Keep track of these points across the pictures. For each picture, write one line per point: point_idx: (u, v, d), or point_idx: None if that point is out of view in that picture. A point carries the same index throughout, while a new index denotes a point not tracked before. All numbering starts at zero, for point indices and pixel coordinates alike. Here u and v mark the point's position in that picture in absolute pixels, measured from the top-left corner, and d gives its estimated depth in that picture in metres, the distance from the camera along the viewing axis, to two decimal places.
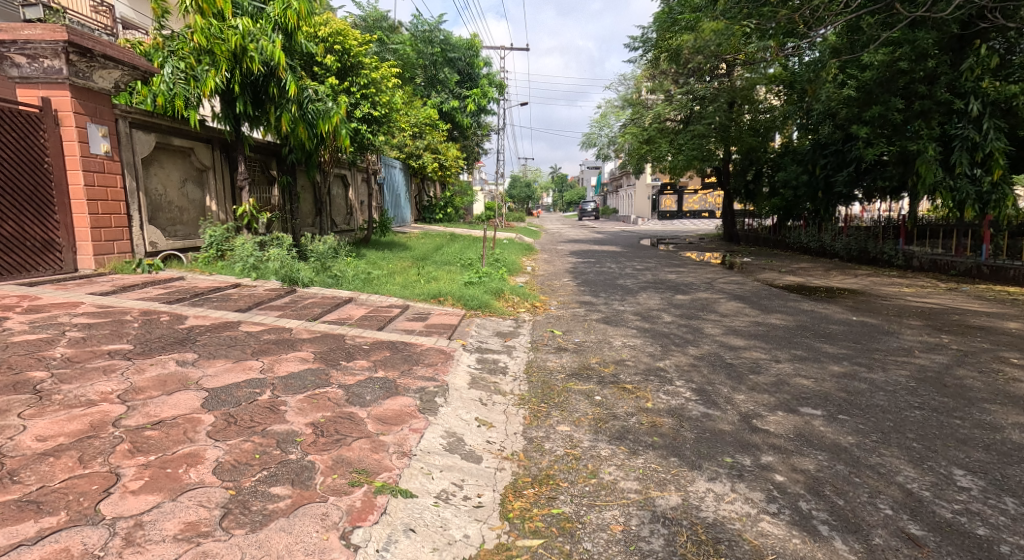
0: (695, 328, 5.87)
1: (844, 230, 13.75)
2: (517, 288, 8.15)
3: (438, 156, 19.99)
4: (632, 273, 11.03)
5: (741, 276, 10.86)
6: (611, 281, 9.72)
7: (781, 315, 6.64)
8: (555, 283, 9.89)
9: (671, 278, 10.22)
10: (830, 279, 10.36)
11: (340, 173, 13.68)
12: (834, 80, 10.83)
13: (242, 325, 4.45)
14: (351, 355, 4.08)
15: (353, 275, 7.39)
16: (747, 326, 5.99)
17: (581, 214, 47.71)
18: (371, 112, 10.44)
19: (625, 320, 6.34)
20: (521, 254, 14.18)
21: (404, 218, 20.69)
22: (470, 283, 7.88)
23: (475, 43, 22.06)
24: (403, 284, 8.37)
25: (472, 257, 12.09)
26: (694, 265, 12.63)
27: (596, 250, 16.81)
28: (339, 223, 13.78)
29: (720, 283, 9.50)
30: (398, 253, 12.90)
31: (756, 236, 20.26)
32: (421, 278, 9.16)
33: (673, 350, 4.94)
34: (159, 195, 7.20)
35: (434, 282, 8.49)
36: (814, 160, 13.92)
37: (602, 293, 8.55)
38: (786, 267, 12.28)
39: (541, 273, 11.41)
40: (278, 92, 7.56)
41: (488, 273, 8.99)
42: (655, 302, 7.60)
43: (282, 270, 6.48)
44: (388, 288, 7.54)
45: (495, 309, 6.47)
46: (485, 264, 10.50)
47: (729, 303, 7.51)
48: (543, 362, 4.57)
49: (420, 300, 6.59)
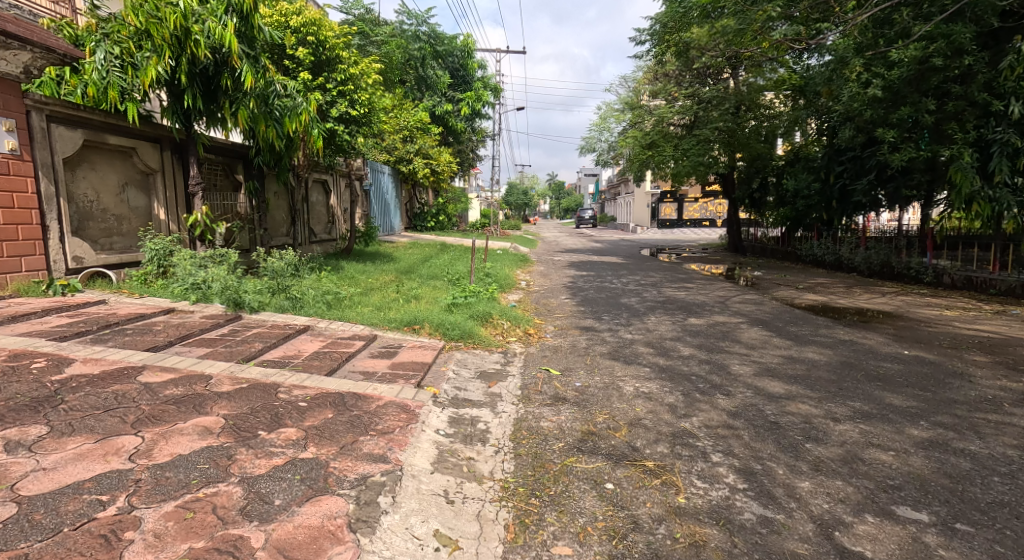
0: (721, 368, 4.87)
1: (862, 242, 12.77)
2: (507, 310, 7.15)
3: (430, 162, 19.06)
4: (636, 291, 10.05)
5: (757, 294, 9.89)
6: (614, 301, 8.73)
7: (817, 348, 5.65)
8: (552, 302, 8.88)
9: (681, 297, 9.23)
10: (856, 298, 9.37)
11: (320, 179, 12.70)
12: (858, 78, 9.85)
13: (144, 374, 3.41)
14: (278, 418, 3.05)
15: (314, 296, 6.31)
16: (781, 364, 5.00)
17: (579, 223, 46.79)
18: (349, 111, 9.39)
19: (634, 355, 5.34)
20: (515, 266, 13.18)
21: (393, 227, 19.67)
22: (452, 306, 6.85)
23: (468, 43, 21.25)
24: (378, 305, 7.28)
25: (460, 270, 11.08)
26: (702, 280, 11.66)
27: (594, 262, 15.84)
28: (319, 233, 12.77)
29: (735, 304, 8.52)
30: (381, 265, 11.87)
31: (762, 246, 19.28)
32: (399, 298, 8.06)
33: (699, 404, 3.94)
34: (88, 202, 6.21)
35: (413, 304, 7.41)
36: (830, 168, 12.98)
37: (604, 316, 7.57)
38: (802, 283, 11.30)
39: (536, 288, 10.41)
40: (232, 83, 6.56)
41: (476, 292, 7.94)
42: (667, 328, 6.61)
43: (226, 292, 5.44)
44: (357, 311, 6.49)
45: (479, 339, 5.46)
46: (474, 280, 9.49)
47: (752, 330, 6.51)
48: (535, 423, 3.56)
49: (391, 328, 5.57)
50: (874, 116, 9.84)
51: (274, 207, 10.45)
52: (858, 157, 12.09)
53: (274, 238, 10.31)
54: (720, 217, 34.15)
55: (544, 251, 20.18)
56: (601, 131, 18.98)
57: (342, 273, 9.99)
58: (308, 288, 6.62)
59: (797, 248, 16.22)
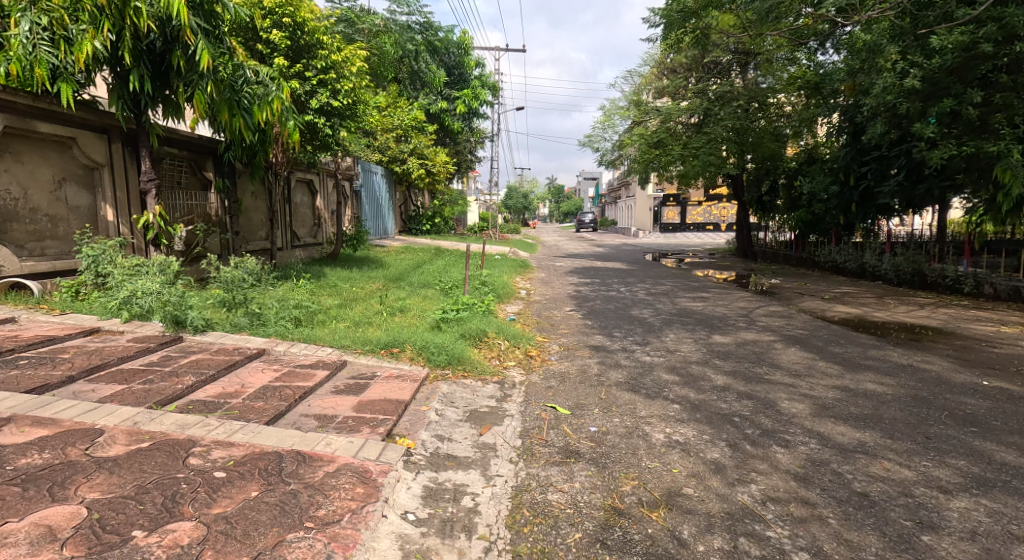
0: (767, 405, 3.98)
1: (888, 248, 11.88)
2: (505, 326, 6.25)
3: (425, 162, 18.21)
4: (647, 301, 9.15)
5: (781, 305, 8.98)
6: (624, 314, 7.83)
7: (874, 376, 4.74)
8: (556, 314, 7.98)
9: (699, 309, 8.33)
10: (891, 310, 8.47)
11: (304, 179, 11.83)
12: (893, 68, 9.00)
13: (3, 431, 2.53)
14: (172, 504, 2.15)
15: (278, 313, 5.43)
16: (839, 398, 4.10)
17: (579, 226, 45.85)
18: (331, 102, 8.45)
19: (657, 385, 4.45)
20: (514, 273, 12.26)
21: (386, 229, 18.75)
22: (439, 323, 5.93)
23: (465, 40, 20.53)
24: (355, 319, 6.40)
25: (455, 278, 10.18)
26: (717, 289, 10.77)
27: (599, 269, 14.95)
28: (302, 236, 11.88)
29: (760, 318, 7.62)
30: (369, 272, 10.94)
31: (773, 252, 18.40)
32: (380, 310, 7.16)
33: (754, 463, 3.05)
34: (11, 200, 5.31)
35: (398, 319, 6.51)
36: (850, 171, 12.01)
37: (615, 332, 6.67)
38: (826, 292, 10.41)
39: (537, 298, 9.51)
40: (185, 63, 5.64)
41: (468, 303, 7.04)
42: (691, 350, 5.72)
43: (166, 307, 4.51)
44: (327, 328, 5.60)
45: (471, 366, 4.53)
46: (469, 290, 8.59)
47: (790, 352, 5.61)
48: (539, 499, 2.65)
49: (364, 351, 4.67)
50: (909, 109, 8.99)
51: (250, 208, 9.55)
52: (883, 157, 11.17)
53: (249, 242, 9.40)
54: (724, 220, 33.18)
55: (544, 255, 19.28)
56: (604, 130, 18.12)
57: (323, 281, 9.13)
58: (273, 302, 5.71)
59: (813, 253, 15.32)
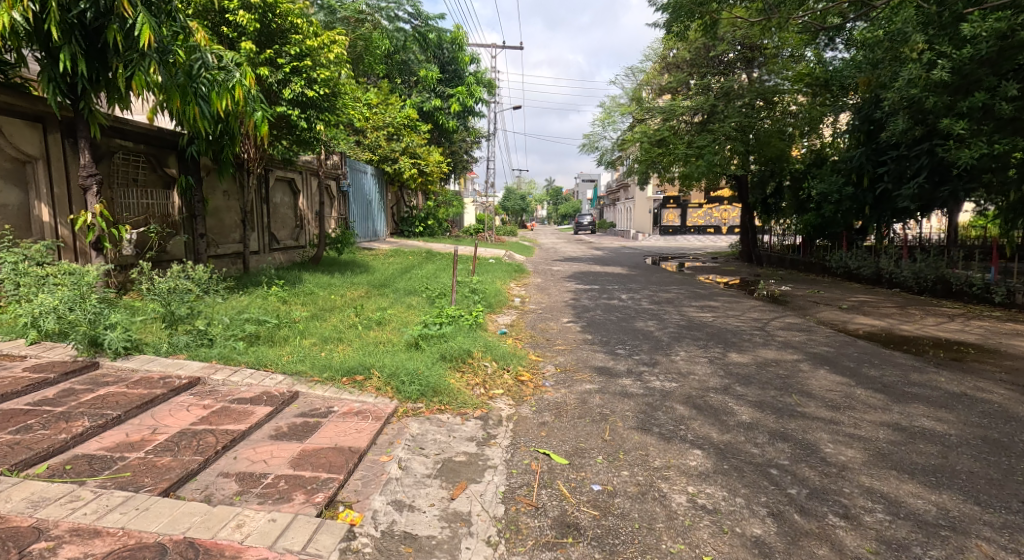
0: (809, 449, 3.26)
1: (905, 254, 11.18)
2: (492, 343, 5.52)
3: (417, 162, 17.46)
4: (652, 311, 8.43)
5: (797, 316, 8.26)
6: (628, 327, 7.10)
7: (928, 407, 4.01)
8: (552, 326, 7.26)
9: (709, 321, 7.61)
10: (919, 322, 7.75)
11: (284, 177, 11.11)
12: (919, 59, 8.32)
13: None
14: None
15: (224, 332, 4.69)
16: (894, 440, 3.39)
17: (577, 228, 45.23)
18: (307, 92, 7.72)
19: (672, 422, 3.73)
20: (508, 278, 11.54)
21: (376, 231, 18.00)
22: (417, 342, 5.20)
23: (459, 35, 19.79)
24: (324, 333, 5.68)
25: (443, 284, 9.45)
26: (726, 298, 10.06)
27: (598, 274, 14.22)
28: (282, 238, 11.14)
29: (777, 332, 6.90)
30: (352, 278, 10.21)
31: (779, 257, 17.70)
32: (355, 323, 6.43)
33: (810, 546, 2.33)
34: None
35: (373, 334, 5.78)
36: (865, 172, 11.61)
37: (619, 349, 5.94)
38: (843, 301, 9.69)
39: (532, 307, 8.79)
40: (122, 38, 4.90)
41: (454, 315, 6.32)
42: (705, 374, 4.99)
43: (81, 325, 3.77)
44: (287, 347, 4.86)
45: (450, 398, 3.80)
46: (456, 300, 7.86)
47: (821, 375, 4.89)
48: None
49: (322, 379, 3.93)
50: (935, 104, 8.26)
51: (221, 208, 8.83)
52: (902, 158, 10.44)
53: (219, 245, 8.66)
54: (725, 223, 32.59)
55: (541, 259, 18.55)
56: (604, 128, 17.44)
57: (298, 288, 8.39)
58: (224, 316, 4.95)
59: (821, 258, 14.61)
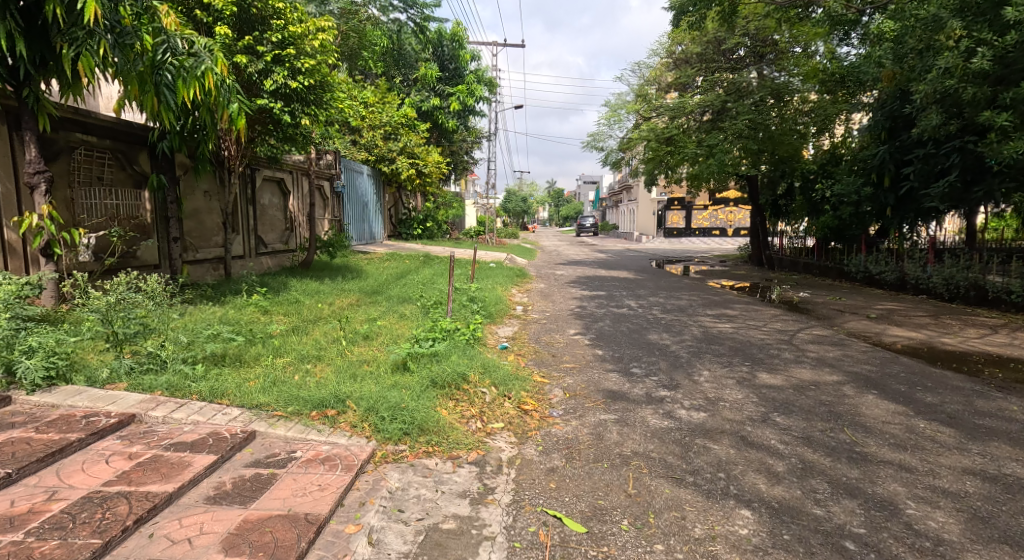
0: (887, 509, 2.68)
1: (932, 259, 10.54)
2: (490, 362, 4.89)
3: (415, 162, 16.90)
4: (665, 321, 7.80)
5: (824, 326, 7.63)
6: (640, 339, 6.46)
7: (1012, 447, 3.40)
8: (557, 339, 6.64)
9: (729, 333, 6.98)
10: (958, 334, 7.12)
11: (272, 177, 10.49)
12: (956, 47, 7.69)
13: None
14: None
15: (179, 353, 4.04)
16: (989, 496, 2.78)
17: (580, 230, 44.72)
18: (290, 84, 7.08)
19: (708, 470, 3.14)
20: (508, 284, 10.90)
21: (373, 234, 17.40)
22: (405, 364, 4.56)
23: (458, 32, 19.21)
24: (302, 350, 5.04)
25: (440, 291, 8.83)
26: (743, 306, 9.42)
27: (603, 278, 13.58)
28: (269, 242, 10.51)
29: (807, 346, 6.26)
30: (343, 284, 9.59)
31: (790, 261, 17.04)
32: (338, 337, 5.79)
33: None
34: None
35: (357, 352, 5.14)
36: (886, 171, 11.02)
37: (634, 367, 5.32)
38: (869, 309, 9.06)
39: (535, 316, 8.16)
40: (63, 13, 4.28)
41: (448, 328, 5.69)
42: (737, 400, 4.36)
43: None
44: (255, 372, 4.22)
45: (441, 437, 3.18)
46: (454, 310, 7.24)
47: (871, 403, 4.27)
48: None
49: (285, 414, 3.27)
50: (974, 95, 7.63)
51: (200, 209, 8.21)
52: (930, 155, 9.80)
53: (198, 250, 8.03)
54: (731, 225, 31.90)
55: (545, 263, 17.85)
56: (609, 126, 16.83)
57: (282, 297, 7.77)
58: (179, 336, 4.28)
59: (838, 261, 13.95)
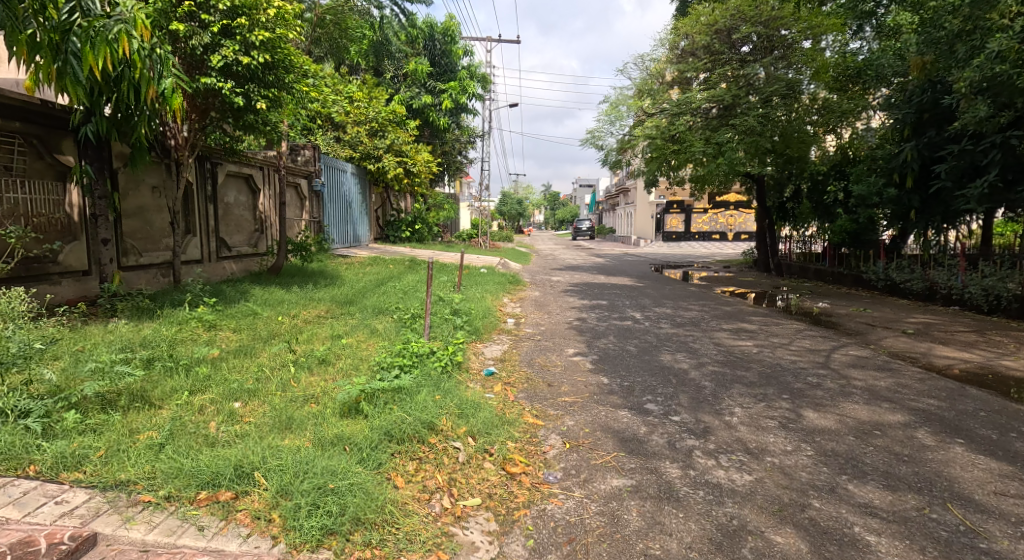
0: None
1: (964, 266, 9.64)
2: (469, 399, 3.90)
3: (403, 160, 15.94)
4: (677, 337, 6.81)
5: (860, 344, 6.64)
6: (651, 362, 5.44)
7: None
8: (554, 360, 5.63)
9: (755, 354, 5.98)
10: (1017, 355, 6.15)
11: (238, 172, 9.47)
12: (1011, 26, 6.77)
13: None
14: None
15: (38, 401, 3.07)
16: None
17: (577, 234, 43.89)
18: (241, 60, 6.13)
19: None
20: (499, 292, 9.88)
21: (359, 236, 16.36)
22: (358, 404, 3.58)
23: (451, 26, 18.26)
24: (235, 383, 4.07)
25: (420, 301, 7.82)
26: (760, 319, 8.45)
27: (603, 286, 12.52)
28: (235, 243, 9.49)
29: (849, 371, 5.26)
30: (313, 292, 8.59)
31: (799, 267, 16.15)
32: (287, 363, 4.78)
33: None
34: None
35: (304, 385, 4.14)
36: (910, 171, 10.14)
37: (650, 402, 4.32)
38: (902, 324, 8.11)
39: (528, 331, 7.13)
40: None
41: (420, 351, 4.69)
42: (788, 453, 3.35)
43: None
44: (155, 421, 3.23)
45: (386, 522, 2.45)
46: (433, 325, 6.24)
47: (963, 458, 3.28)
48: None
49: (156, 500, 2.52)
50: None
51: (147, 207, 7.19)
52: (966, 151, 9.14)
53: (143, 254, 7.03)
54: (731, 230, 31.00)
55: (540, 268, 16.88)
56: (609, 123, 15.87)
57: (237, 307, 6.76)
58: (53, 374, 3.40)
59: (854, 268, 13.04)
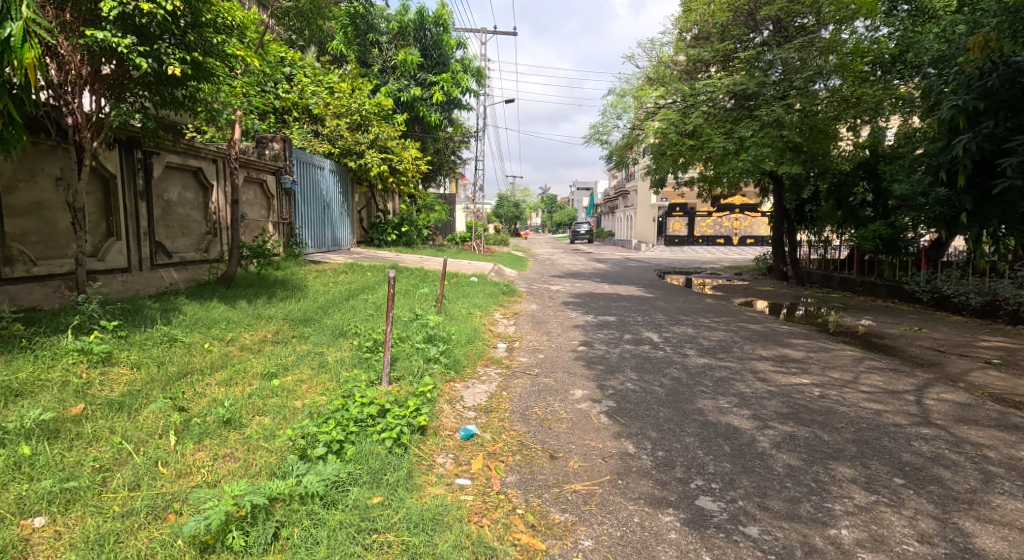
0: None
1: None
2: (424, 505, 2.62)
3: (388, 157, 14.43)
4: (714, 371, 5.36)
5: (948, 382, 5.19)
6: (693, 416, 3.98)
7: None
8: (559, 409, 4.15)
9: (822, 398, 4.53)
10: None
11: (182, 162, 7.92)
12: None
13: None
14: None
15: None
16: None
17: (574, 238, 42.40)
18: (151, 11, 4.71)
19: None
20: (491, 307, 8.40)
21: (338, 241, 14.81)
22: (228, 529, 2.41)
23: (443, 13, 16.81)
24: (62, 473, 2.74)
25: (393, 320, 6.32)
26: (804, 343, 7.02)
27: (610, 297, 11.06)
28: (178, 247, 7.97)
29: (965, 431, 3.84)
30: (267, 306, 7.19)
31: (821, 275, 14.75)
32: (170, 424, 3.26)
33: None
34: None
35: (170, 478, 2.77)
36: (960, 169, 8.33)
37: (708, 493, 2.88)
38: (979, 349, 6.67)
39: (523, 361, 5.65)
40: None
41: (362, 414, 3.18)
42: None
43: None
44: None
45: None
46: (397, 361, 4.74)
47: None
48: None
49: None
50: None
51: (47, 203, 5.73)
52: None
53: (34, 263, 5.52)
54: (736, 233, 29.66)
55: (538, 275, 15.42)
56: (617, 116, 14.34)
57: (149, 332, 5.19)
58: None
59: (889, 278, 11.66)
